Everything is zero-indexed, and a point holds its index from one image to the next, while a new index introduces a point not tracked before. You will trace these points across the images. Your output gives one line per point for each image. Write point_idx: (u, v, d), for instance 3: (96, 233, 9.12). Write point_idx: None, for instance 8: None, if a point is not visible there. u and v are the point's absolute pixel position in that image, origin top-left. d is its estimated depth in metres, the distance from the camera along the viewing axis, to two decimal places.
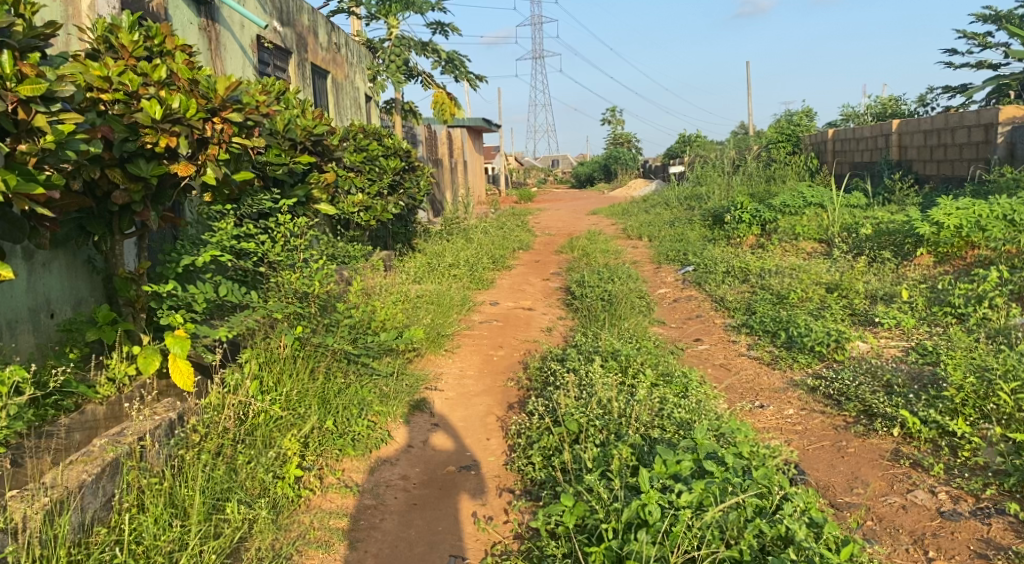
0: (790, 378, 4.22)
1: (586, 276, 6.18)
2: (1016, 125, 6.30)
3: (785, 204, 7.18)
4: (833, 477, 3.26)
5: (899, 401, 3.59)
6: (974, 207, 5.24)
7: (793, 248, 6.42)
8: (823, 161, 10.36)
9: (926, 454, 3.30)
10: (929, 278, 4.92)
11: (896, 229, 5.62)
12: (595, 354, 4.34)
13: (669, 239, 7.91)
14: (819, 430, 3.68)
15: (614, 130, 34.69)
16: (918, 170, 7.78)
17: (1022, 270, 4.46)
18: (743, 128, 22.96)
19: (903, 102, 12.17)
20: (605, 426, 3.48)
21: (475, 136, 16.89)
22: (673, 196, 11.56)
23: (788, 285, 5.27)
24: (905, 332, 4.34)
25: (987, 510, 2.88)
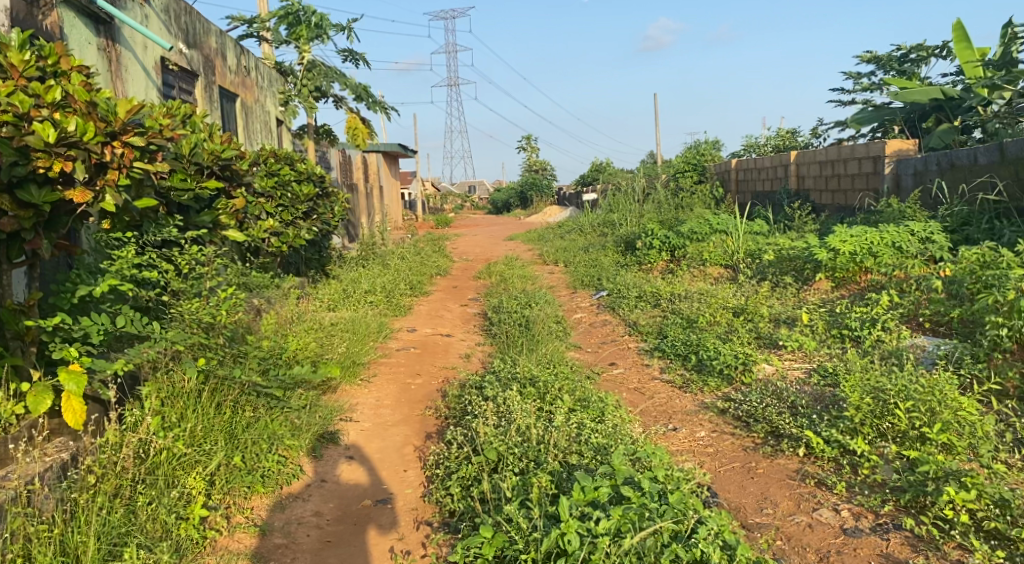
0: (701, 401, 4.36)
1: (504, 302, 6.20)
2: (901, 158, 6.77)
3: (693, 231, 7.35)
4: (744, 498, 3.44)
5: (803, 422, 3.78)
6: (867, 233, 5.47)
7: (701, 273, 6.65)
8: (727, 189, 10.82)
9: (829, 473, 3.51)
10: (827, 302, 5.14)
11: (797, 255, 5.87)
12: (513, 380, 4.33)
13: (583, 266, 8.03)
14: (729, 452, 3.83)
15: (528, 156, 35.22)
16: (815, 200, 8.23)
17: (909, 294, 4.75)
18: (651, 157, 23.69)
19: (799, 134, 12.88)
20: (523, 453, 3.54)
21: (390, 160, 16.72)
22: (588, 222, 11.79)
23: (697, 310, 5.41)
24: (807, 354, 4.53)
25: (886, 526, 3.12)
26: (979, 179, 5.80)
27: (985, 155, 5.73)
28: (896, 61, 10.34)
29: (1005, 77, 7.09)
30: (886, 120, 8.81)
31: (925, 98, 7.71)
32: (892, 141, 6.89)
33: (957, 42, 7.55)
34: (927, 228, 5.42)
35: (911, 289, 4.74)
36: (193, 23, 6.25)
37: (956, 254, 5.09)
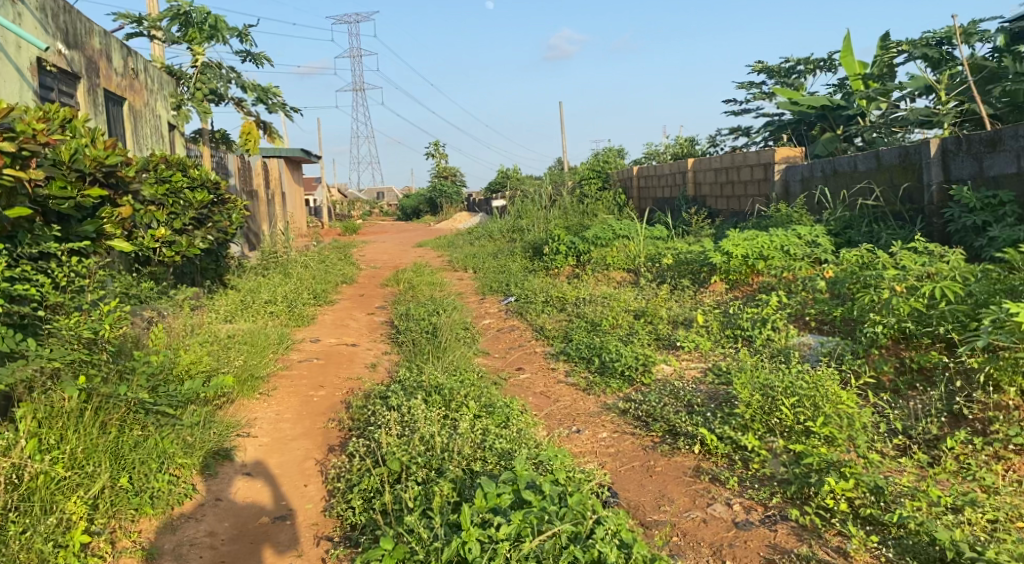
0: (603, 403, 4.44)
1: (411, 310, 6.16)
2: (789, 164, 7.13)
3: (598, 236, 7.49)
4: (643, 497, 3.53)
5: (698, 419, 3.92)
6: (758, 238, 5.71)
7: (605, 277, 6.78)
8: (630, 195, 11.08)
9: (723, 468, 3.64)
10: (722, 303, 5.33)
11: (692, 258, 6.05)
12: (418, 389, 4.27)
13: (491, 272, 8.06)
14: (629, 451, 3.92)
15: (439, 162, 35.10)
16: (711, 205, 8.55)
17: (796, 294, 4.99)
18: (559, 163, 24.11)
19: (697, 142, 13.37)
20: (426, 462, 3.51)
21: (293, 166, 16.32)
22: (496, 228, 11.86)
23: (601, 313, 5.53)
24: (703, 353, 4.68)
25: (774, 517, 3.26)
26: (858, 185, 6.18)
27: (864, 162, 6.11)
28: (785, 72, 10.87)
29: (880, 90, 7.68)
30: (776, 128, 9.25)
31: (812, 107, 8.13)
32: (780, 150, 7.24)
33: (843, 54, 7.96)
34: (812, 233, 5.72)
35: (798, 289, 4.97)
36: (73, 22, 5.93)
37: (836, 253, 5.34)
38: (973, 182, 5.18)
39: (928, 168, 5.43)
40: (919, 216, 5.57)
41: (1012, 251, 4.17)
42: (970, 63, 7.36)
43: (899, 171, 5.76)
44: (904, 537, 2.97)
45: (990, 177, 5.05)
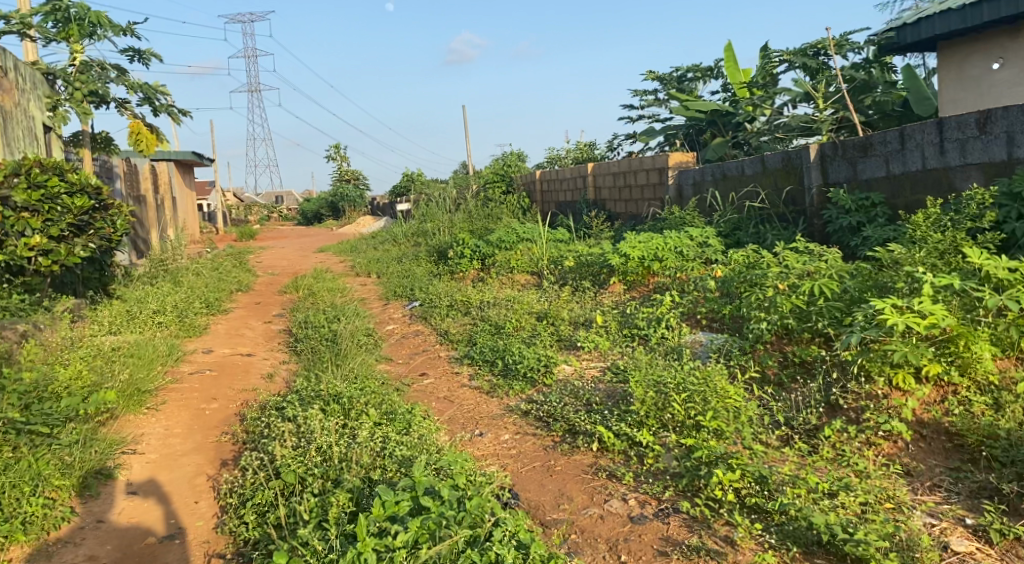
0: (506, 405, 4.47)
1: (311, 317, 6.03)
2: (682, 169, 7.40)
3: (502, 239, 7.54)
4: (543, 497, 3.58)
5: (597, 418, 4.01)
6: (653, 239, 5.90)
7: (509, 280, 6.84)
8: (534, 199, 11.28)
9: (619, 465, 3.73)
10: (620, 303, 5.47)
11: (593, 260, 6.18)
12: (316, 398, 4.18)
13: (395, 276, 7.99)
14: (530, 452, 3.96)
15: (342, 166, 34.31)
16: (611, 208, 8.78)
17: (688, 292, 5.18)
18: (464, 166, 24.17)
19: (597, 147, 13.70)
20: (324, 473, 3.45)
21: (184, 170, 15.66)
22: (400, 232, 11.77)
23: (504, 315, 5.57)
24: (602, 353, 4.78)
25: (667, 510, 3.37)
26: (745, 188, 6.48)
27: (750, 166, 6.42)
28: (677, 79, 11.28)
29: (763, 97, 8.08)
30: (671, 134, 9.59)
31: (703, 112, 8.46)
32: (674, 155, 7.50)
33: (728, 63, 8.32)
34: (703, 234, 5.95)
35: (690, 289, 5.16)
36: None
37: (726, 253, 5.57)
38: (847, 185, 5.56)
39: (808, 171, 5.78)
40: (801, 218, 5.90)
41: (881, 249, 4.47)
42: (844, 74, 7.92)
43: (782, 175, 6.09)
44: (786, 524, 3.13)
45: (863, 180, 5.45)
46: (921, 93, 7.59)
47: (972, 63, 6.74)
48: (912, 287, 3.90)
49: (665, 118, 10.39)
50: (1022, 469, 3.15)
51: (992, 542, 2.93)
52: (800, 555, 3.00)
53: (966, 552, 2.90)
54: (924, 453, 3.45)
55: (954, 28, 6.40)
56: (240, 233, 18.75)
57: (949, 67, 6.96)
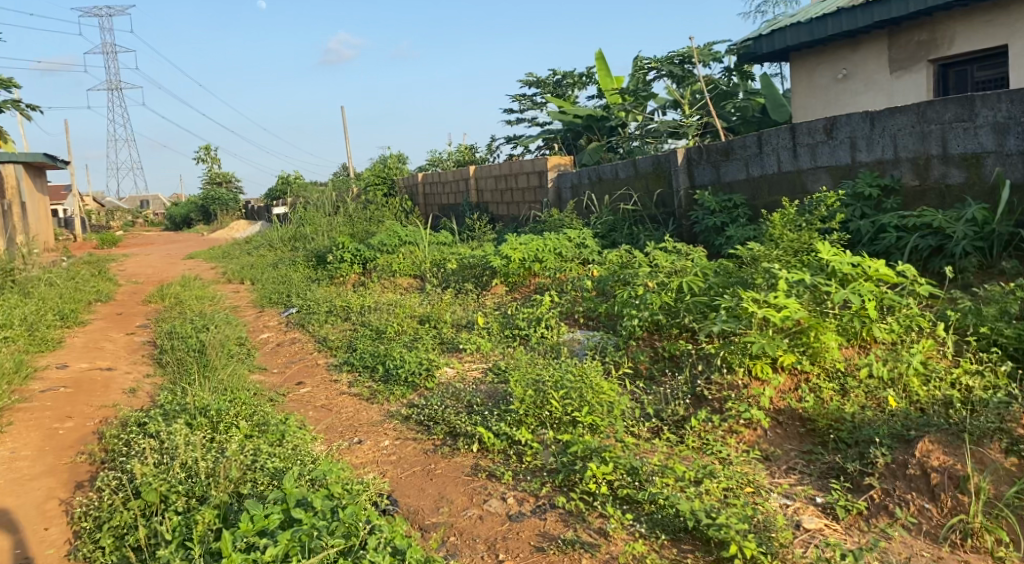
0: (387, 410, 4.42)
1: (178, 328, 5.74)
2: (560, 172, 7.60)
3: (383, 243, 7.50)
4: (422, 501, 3.55)
5: (477, 419, 4.03)
6: (533, 241, 6.00)
7: (391, 284, 6.78)
8: (416, 202, 11.39)
9: (499, 464, 3.76)
10: (501, 305, 5.53)
11: (475, 262, 6.22)
12: (182, 412, 3.98)
13: (271, 283, 7.72)
14: (410, 457, 3.92)
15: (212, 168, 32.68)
16: (492, 211, 8.91)
17: (567, 292, 5.31)
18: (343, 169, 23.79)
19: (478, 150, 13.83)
20: (189, 490, 3.28)
21: (33, 172, 14.50)
22: (277, 237, 11.42)
23: (385, 320, 5.51)
24: (484, 354, 4.81)
25: (544, 506, 3.42)
26: (620, 191, 6.72)
27: (624, 170, 6.68)
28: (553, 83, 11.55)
29: (634, 102, 8.37)
30: (550, 138, 9.81)
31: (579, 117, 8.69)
32: (552, 158, 7.68)
33: (600, 70, 8.58)
34: (581, 235, 6.14)
35: (569, 288, 5.29)
36: None
37: (602, 254, 5.74)
38: (712, 187, 5.91)
39: (677, 174, 6.08)
40: (670, 219, 6.18)
41: (743, 248, 4.71)
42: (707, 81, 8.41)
43: (653, 178, 6.36)
44: (655, 512, 3.24)
45: (726, 183, 5.82)
46: (775, 100, 8.22)
47: (820, 74, 7.43)
48: (769, 283, 4.14)
49: (544, 123, 10.63)
50: (864, 448, 3.41)
51: (839, 518, 3.14)
52: (668, 542, 3.11)
53: (815, 528, 3.09)
54: (781, 438, 3.66)
55: (804, 40, 6.99)
56: (101, 240, 17.56)
57: (800, 77, 7.64)
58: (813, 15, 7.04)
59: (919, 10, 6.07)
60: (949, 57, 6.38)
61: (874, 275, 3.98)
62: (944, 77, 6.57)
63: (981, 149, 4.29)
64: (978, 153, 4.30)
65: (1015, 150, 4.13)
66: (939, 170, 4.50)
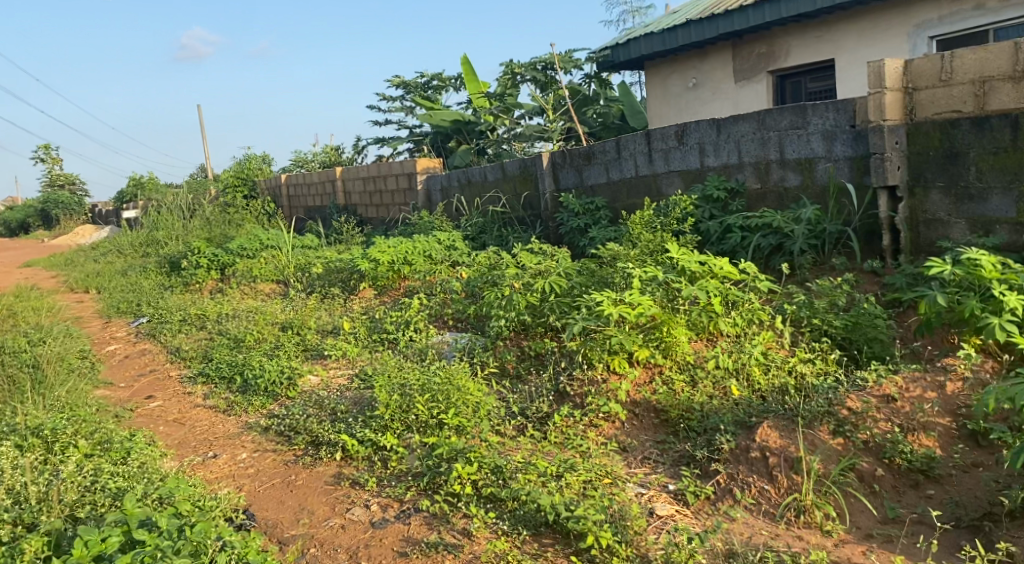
0: (245, 422, 4.25)
1: (8, 342, 5.27)
2: (430, 174, 7.62)
3: (243, 247, 7.28)
4: (281, 514, 3.42)
5: (340, 426, 3.95)
6: (402, 244, 5.97)
7: (252, 290, 6.54)
8: (279, 205, 11.19)
9: (363, 471, 3.69)
10: (368, 309, 5.45)
11: (342, 266, 6.12)
12: (11, 433, 3.64)
13: (120, 292, 7.24)
14: (269, 469, 3.79)
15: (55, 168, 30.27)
16: (361, 213, 8.82)
17: (435, 294, 5.31)
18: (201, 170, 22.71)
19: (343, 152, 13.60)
20: (16, 518, 2.99)
21: None
22: (127, 242, 10.73)
23: (244, 328, 5.29)
24: (350, 360, 4.73)
25: (408, 511, 3.36)
26: (489, 194, 6.81)
27: (491, 173, 6.78)
28: (420, 86, 11.53)
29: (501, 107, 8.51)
30: (419, 140, 9.81)
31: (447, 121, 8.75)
32: (420, 160, 7.70)
33: (467, 76, 8.68)
34: (451, 238, 6.20)
35: (437, 291, 5.29)
36: None
37: (470, 256, 5.78)
38: (575, 190, 6.11)
39: (542, 178, 6.24)
40: (537, 221, 6.35)
41: (604, 248, 4.92)
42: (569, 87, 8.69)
43: (520, 181, 6.50)
44: (517, 509, 3.26)
45: (588, 186, 6.02)
46: (633, 106, 8.59)
47: (673, 83, 7.85)
48: (625, 281, 4.37)
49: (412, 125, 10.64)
50: (711, 435, 3.61)
51: (688, 504, 3.30)
52: (529, 537, 3.13)
53: (667, 515, 3.22)
54: (637, 429, 3.82)
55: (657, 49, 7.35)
56: None
57: (655, 86, 8.04)
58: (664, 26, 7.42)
59: (756, 25, 6.56)
60: (786, 68, 6.94)
61: (719, 273, 4.25)
62: (782, 88, 7.13)
63: (813, 154, 4.65)
64: (811, 158, 4.66)
65: (841, 155, 4.51)
66: (778, 174, 4.85)
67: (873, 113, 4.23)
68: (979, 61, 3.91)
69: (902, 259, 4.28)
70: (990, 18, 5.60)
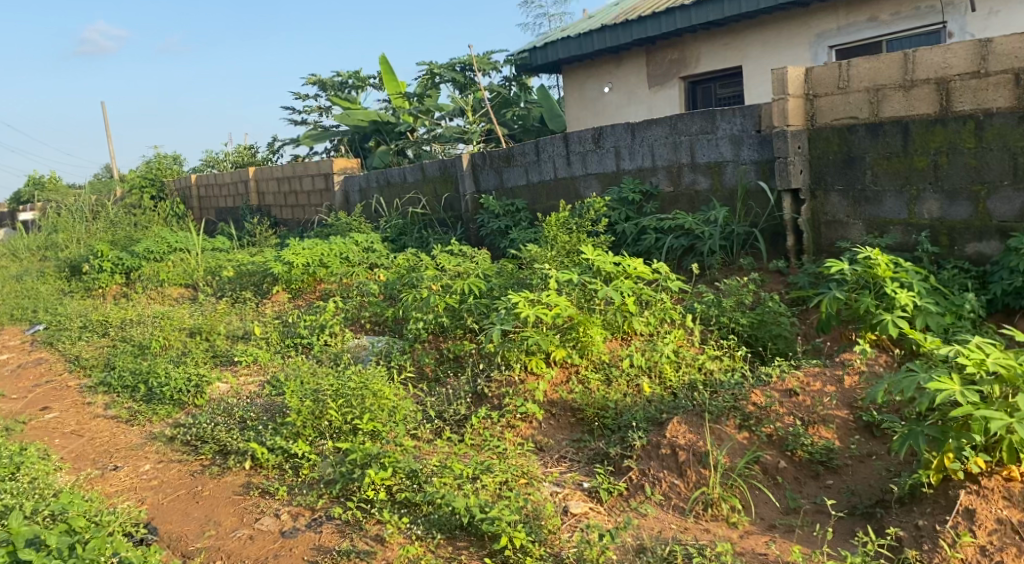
0: (149, 432, 4.10)
1: None
2: (347, 175, 7.52)
3: (149, 251, 6.99)
4: (185, 527, 3.30)
5: (250, 434, 3.84)
6: (317, 247, 5.87)
7: (159, 295, 6.33)
8: (189, 206, 10.88)
9: (273, 480, 3.60)
10: (282, 313, 5.33)
11: (254, 269, 5.97)
12: None
13: (15, 298, 6.86)
14: (173, 481, 3.66)
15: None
16: (276, 215, 8.65)
17: (350, 298, 5.23)
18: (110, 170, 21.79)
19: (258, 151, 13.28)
20: None
21: None
22: (22, 245, 10.21)
23: (149, 334, 5.09)
24: (262, 366, 4.62)
25: (320, 519, 3.29)
26: (408, 195, 6.79)
27: (411, 174, 6.76)
28: (337, 85, 11.33)
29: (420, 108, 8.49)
30: (336, 140, 9.69)
31: (365, 121, 8.68)
32: (337, 161, 7.59)
33: (386, 77, 8.62)
34: (368, 240, 6.15)
35: (352, 294, 5.21)
36: None
37: (389, 258, 5.72)
38: (496, 192, 6.14)
39: (463, 180, 6.24)
40: (458, 222, 6.36)
41: (522, 249, 4.96)
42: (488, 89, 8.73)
43: (440, 182, 6.50)
44: (432, 513, 3.22)
45: (508, 188, 6.06)
46: (552, 109, 8.69)
47: (590, 87, 7.98)
48: (542, 282, 4.41)
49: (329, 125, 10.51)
50: (624, 433, 3.67)
51: (602, 501, 3.34)
52: (443, 541, 3.10)
53: (581, 513, 3.25)
54: (554, 429, 3.85)
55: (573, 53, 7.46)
56: None
57: (573, 89, 8.16)
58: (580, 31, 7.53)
59: (668, 32, 6.74)
60: (697, 74, 7.14)
61: (633, 273, 4.35)
62: (693, 93, 7.34)
63: (721, 158, 4.80)
64: (719, 162, 4.82)
65: (748, 160, 4.67)
66: (689, 177, 4.99)
67: (778, 119, 4.40)
68: (873, 70, 4.13)
69: (805, 258, 4.47)
70: (882, 30, 5.91)
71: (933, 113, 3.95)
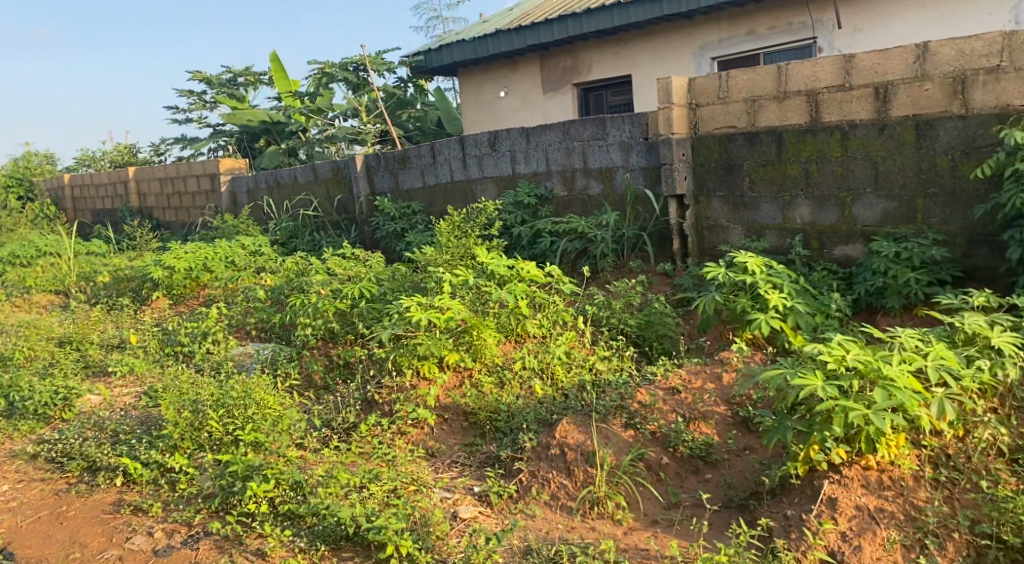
0: (9, 449, 3.90)
1: None
2: (234, 175, 7.29)
3: (14, 255, 6.76)
4: (46, 550, 3.12)
5: (122, 449, 3.66)
6: (200, 250, 5.66)
7: (25, 302, 5.94)
8: (62, 207, 10.29)
9: (147, 497, 3.43)
10: (161, 320, 5.11)
11: (130, 275, 5.72)
12: None
13: None
14: (36, 501, 3.47)
15: None
16: (159, 217, 8.28)
17: (235, 304, 5.07)
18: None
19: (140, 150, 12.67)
20: None
21: None
22: None
23: (12, 343, 4.76)
24: (138, 377, 4.41)
25: (197, 535, 3.16)
26: (300, 196, 6.66)
27: (302, 175, 6.63)
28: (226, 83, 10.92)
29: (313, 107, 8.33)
30: (224, 138, 9.38)
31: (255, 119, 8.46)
32: (223, 161, 7.33)
33: (276, 75, 8.41)
34: (255, 243, 5.97)
35: (238, 299, 5.05)
36: None
37: (278, 262, 5.57)
38: (392, 194, 6.10)
39: (357, 181, 6.17)
40: (352, 225, 6.28)
41: (416, 253, 4.94)
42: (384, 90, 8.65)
43: (333, 184, 6.40)
44: (316, 524, 3.13)
45: (405, 191, 6.02)
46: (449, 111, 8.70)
47: (486, 90, 8.03)
48: (436, 286, 4.39)
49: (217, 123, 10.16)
50: (515, 435, 3.70)
51: (492, 504, 3.35)
52: (328, 552, 3.03)
53: (470, 517, 3.25)
54: (446, 434, 3.83)
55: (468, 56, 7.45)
56: None
57: (469, 92, 8.20)
58: (475, 34, 7.56)
59: (560, 39, 6.86)
60: (589, 81, 7.30)
61: (525, 277, 4.41)
62: (586, 100, 7.49)
63: (612, 164, 4.92)
64: (610, 168, 4.94)
65: (637, 166, 4.81)
66: (582, 182, 5.09)
67: (663, 126, 4.54)
68: (750, 82, 4.34)
69: (690, 261, 4.65)
70: (759, 43, 6.22)
71: (805, 124, 4.19)
